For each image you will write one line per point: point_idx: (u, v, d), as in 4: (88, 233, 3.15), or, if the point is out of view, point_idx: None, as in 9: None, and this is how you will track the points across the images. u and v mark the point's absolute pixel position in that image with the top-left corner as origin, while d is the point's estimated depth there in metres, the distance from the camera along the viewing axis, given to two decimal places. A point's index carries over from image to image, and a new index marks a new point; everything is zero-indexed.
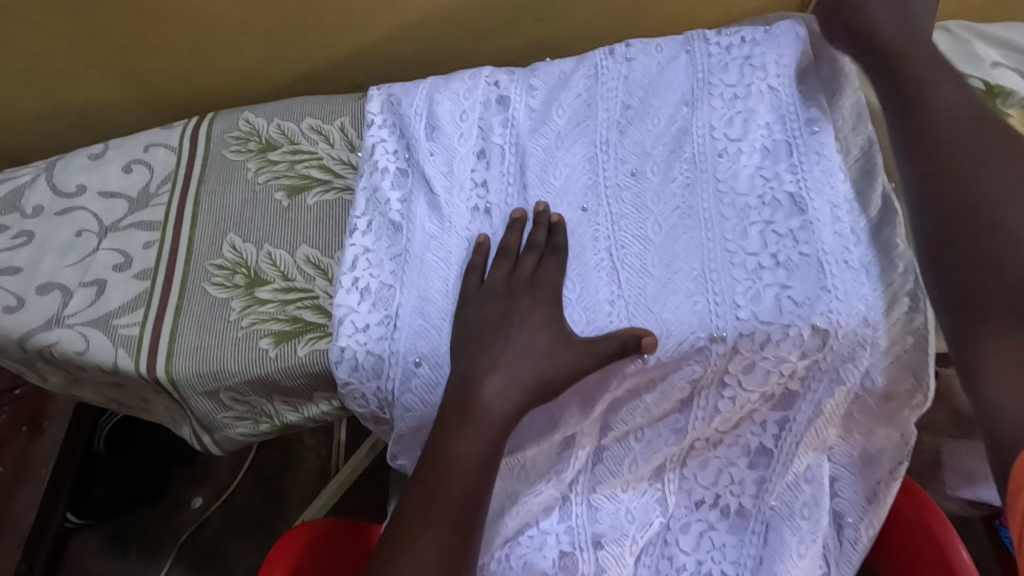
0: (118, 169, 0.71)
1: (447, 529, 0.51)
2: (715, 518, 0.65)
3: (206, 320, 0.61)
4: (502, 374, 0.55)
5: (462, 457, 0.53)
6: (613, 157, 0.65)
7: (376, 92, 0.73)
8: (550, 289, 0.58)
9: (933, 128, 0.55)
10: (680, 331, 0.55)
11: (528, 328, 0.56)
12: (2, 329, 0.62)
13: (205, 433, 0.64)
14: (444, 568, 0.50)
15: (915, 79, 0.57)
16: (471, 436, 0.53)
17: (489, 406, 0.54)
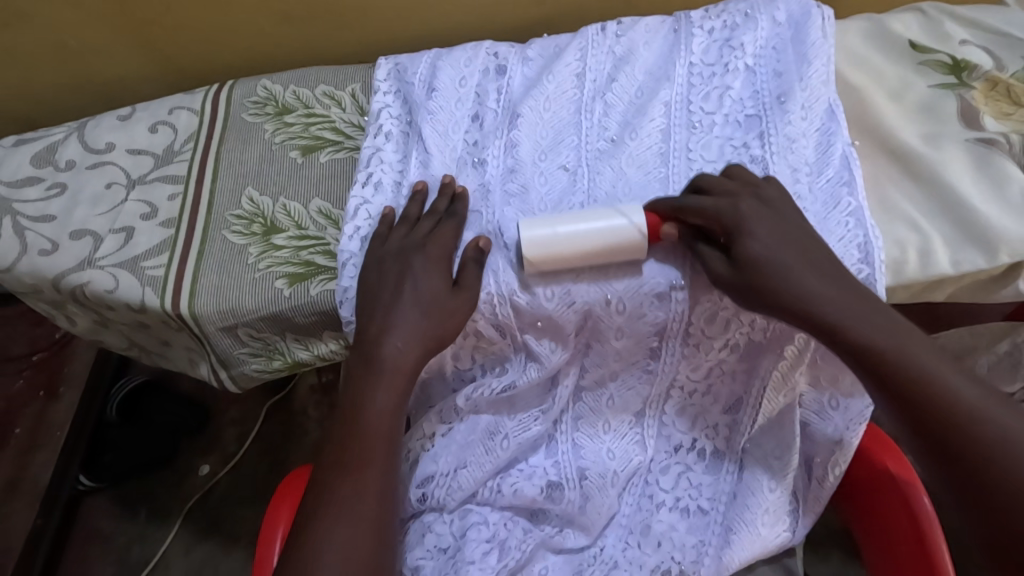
0: (145, 129, 0.77)
1: (365, 468, 0.59)
2: (693, 459, 0.70)
3: (226, 262, 0.66)
4: (403, 327, 0.60)
5: (370, 407, 0.60)
6: (594, 126, 0.71)
7: (383, 62, 0.78)
8: (442, 248, 0.63)
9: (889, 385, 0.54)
10: (648, 274, 0.62)
11: (417, 283, 0.61)
12: (39, 270, 0.68)
13: (223, 368, 0.69)
14: (363, 500, 0.58)
15: (825, 314, 0.55)
16: (378, 388, 0.60)
17: (393, 357, 0.60)
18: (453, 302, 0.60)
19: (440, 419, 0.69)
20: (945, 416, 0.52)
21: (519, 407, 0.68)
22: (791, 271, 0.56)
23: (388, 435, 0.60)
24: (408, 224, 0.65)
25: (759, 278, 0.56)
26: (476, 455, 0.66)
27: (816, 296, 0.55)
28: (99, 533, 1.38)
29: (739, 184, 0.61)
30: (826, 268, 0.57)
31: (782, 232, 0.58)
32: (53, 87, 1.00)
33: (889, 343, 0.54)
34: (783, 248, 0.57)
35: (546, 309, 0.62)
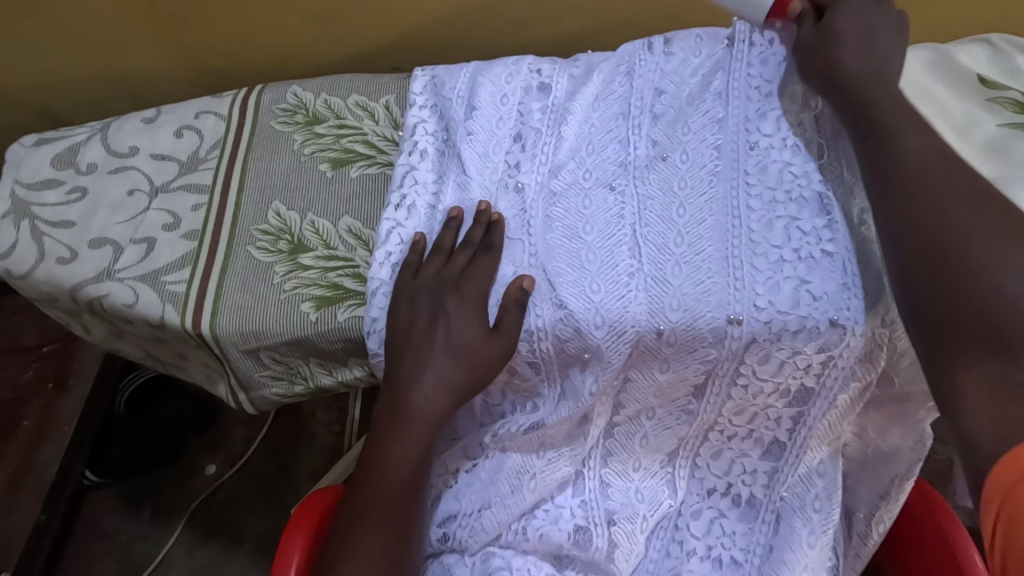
0: (169, 133, 0.74)
1: (388, 524, 0.57)
2: (726, 505, 0.68)
3: (250, 282, 0.63)
4: (435, 372, 0.58)
5: (397, 458, 0.58)
6: (642, 141, 0.68)
7: (420, 73, 0.75)
8: (478, 286, 0.60)
9: (882, 158, 0.58)
10: (698, 310, 0.58)
11: (453, 321, 0.59)
12: (56, 279, 0.65)
13: (241, 390, 0.66)
14: (386, 558, 0.56)
15: (863, 94, 0.62)
16: (405, 440, 0.58)
17: (421, 408, 0.58)
18: (485, 347, 0.58)
19: (466, 457, 0.66)
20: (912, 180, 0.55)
21: (548, 445, 0.64)
22: (850, 58, 0.63)
23: (411, 490, 0.58)
24: (442, 254, 0.62)
25: (821, 55, 0.65)
26: (500, 495, 0.63)
27: (860, 76, 0.62)
28: (103, 529, 1.37)
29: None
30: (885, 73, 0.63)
31: (865, 33, 0.65)
32: (76, 81, 0.97)
33: (905, 125, 0.59)
34: (857, 46, 0.64)
35: (591, 341, 0.59)
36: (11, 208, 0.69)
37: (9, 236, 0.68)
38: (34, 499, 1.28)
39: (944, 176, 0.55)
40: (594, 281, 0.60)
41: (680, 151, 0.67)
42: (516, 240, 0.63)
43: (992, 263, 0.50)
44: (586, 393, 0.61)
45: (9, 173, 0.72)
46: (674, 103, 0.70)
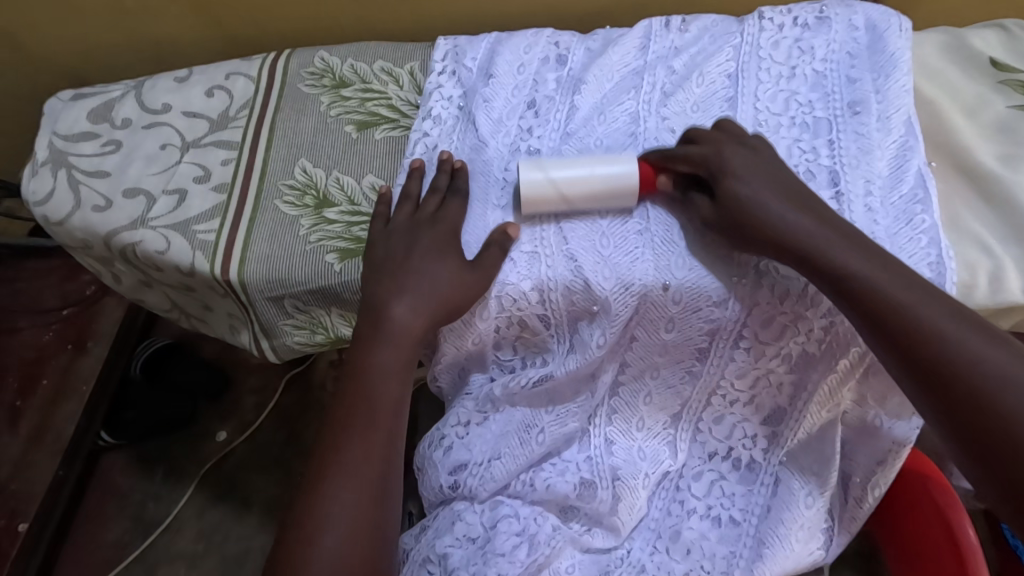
0: (201, 92, 0.76)
1: (369, 431, 0.58)
2: (726, 469, 0.69)
3: (277, 233, 0.66)
4: (413, 292, 0.60)
5: (379, 370, 0.59)
6: (654, 115, 0.70)
7: (443, 42, 0.77)
8: (449, 226, 0.63)
9: (889, 328, 0.52)
10: (703, 268, 0.61)
11: (428, 251, 0.61)
12: (92, 225, 0.68)
13: (265, 337, 0.69)
14: (369, 463, 0.57)
15: (835, 264, 0.54)
16: (385, 353, 0.60)
17: (401, 324, 0.60)
18: (465, 278, 0.60)
19: (477, 410, 0.68)
20: (918, 330, 0.52)
21: (557, 400, 0.67)
22: (785, 215, 0.57)
23: (393, 403, 0.60)
24: (411, 202, 0.65)
25: (759, 224, 0.57)
26: (509, 447, 0.65)
27: (787, 219, 0.57)
28: (116, 488, 1.40)
29: (728, 137, 0.63)
30: (807, 205, 0.58)
31: (763, 175, 0.60)
32: (107, 46, 1.00)
33: (875, 275, 0.54)
34: (763, 180, 0.59)
35: (599, 294, 0.61)
36: (49, 158, 0.72)
37: (48, 183, 0.71)
38: (52, 454, 1.32)
39: (936, 304, 0.52)
40: (604, 237, 0.62)
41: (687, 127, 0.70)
42: None
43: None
44: (594, 345, 0.63)
45: (48, 125, 0.74)
46: (688, 81, 0.72)
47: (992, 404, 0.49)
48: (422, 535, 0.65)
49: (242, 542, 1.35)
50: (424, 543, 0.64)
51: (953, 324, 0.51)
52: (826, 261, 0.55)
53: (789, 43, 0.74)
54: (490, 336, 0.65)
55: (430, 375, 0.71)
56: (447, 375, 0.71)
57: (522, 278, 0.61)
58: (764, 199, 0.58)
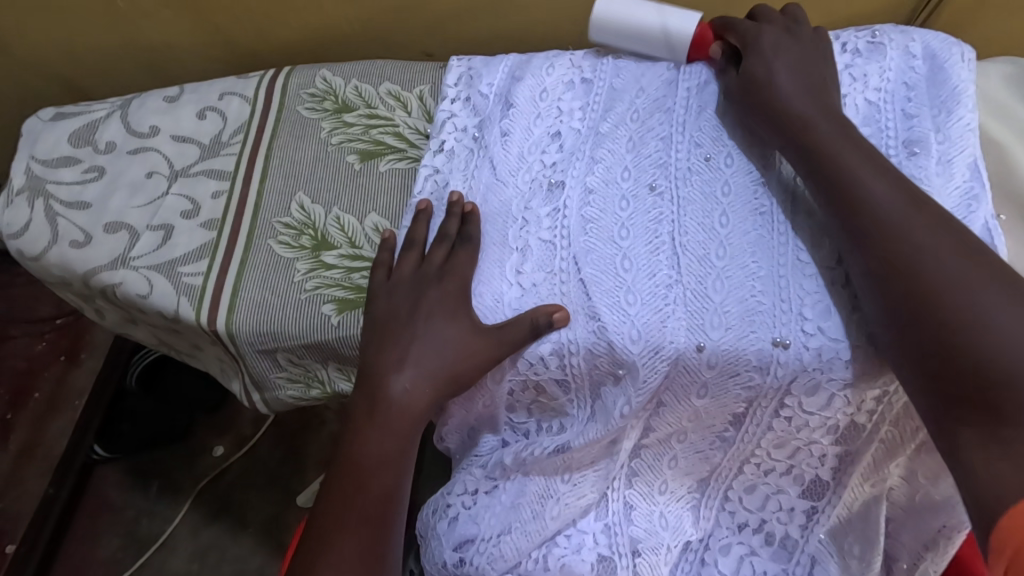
0: (191, 114, 0.70)
1: (364, 527, 0.53)
2: (757, 543, 0.63)
3: (270, 278, 0.60)
4: (416, 365, 0.56)
5: (374, 456, 0.54)
6: (687, 140, 0.63)
7: (455, 64, 0.70)
8: (459, 281, 0.58)
9: (836, 190, 0.54)
10: (741, 330, 0.54)
11: (433, 318, 0.56)
12: (69, 263, 0.62)
13: (255, 390, 0.63)
14: (364, 565, 0.52)
15: (812, 133, 0.57)
16: (381, 434, 0.55)
17: (399, 401, 0.55)
18: (476, 347, 0.55)
19: (486, 476, 0.63)
20: (857, 197, 0.53)
21: (573, 467, 0.61)
22: (785, 87, 0.61)
23: (389, 491, 0.54)
24: (416, 249, 0.60)
25: (760, 95, 0.61)
26: (521, 521, 0.59)
27: (783, 88, 0.61)
28: (109, 504, 1.36)
29: (782, 23, 0.66)
30: (816, 92, 0.61)
31: (796, 60, 0.63)
32: (97, 52, 0.94)
33: (846, 152, 0.55)
34: (788, 64, 0.63)
35: (625, 357, 0.55)
36: (26, 185, 0.66)
37: (24, 214, 0.65)
38: (42, 471, 1.27)
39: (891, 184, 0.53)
40: (630, 292, 0.56)
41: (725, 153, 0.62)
42: (549, 244, 0.59)
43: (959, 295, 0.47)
44: (617, 414, 0.57)
45: (26, 149, 0.69)
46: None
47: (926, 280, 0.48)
48: None
49: (236, 564, 1.30)
50: None
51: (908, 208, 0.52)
52: (798, 122, 0.58)
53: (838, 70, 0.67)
54: (503, 397, 0.60)
55: (437, 434, 0.67)
56: (455, 436, 0.66)
57: (540, 340, 0.56)
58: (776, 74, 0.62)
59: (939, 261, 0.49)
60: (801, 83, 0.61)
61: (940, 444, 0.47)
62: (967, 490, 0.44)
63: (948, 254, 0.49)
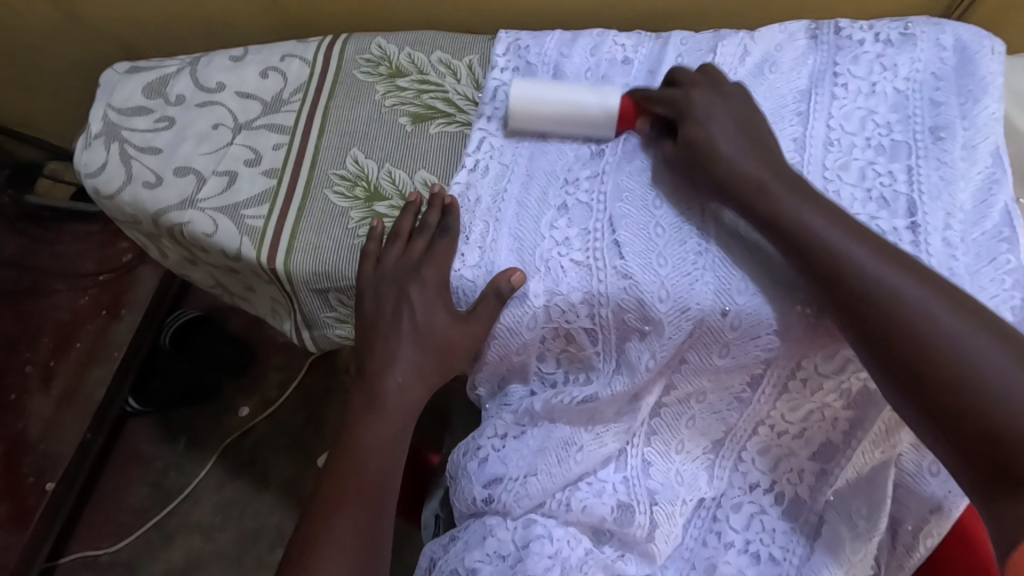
0: (255, 73, 0.75)
1: (359, 501, 0.55)
2: (767, 501, 0.67)
3: (326, 224, 0.65)
4: (405, 360, 0.60)
5: (370, 440, 0.58)
6: None
7: (504, 35, 0.74)
8: (438, 269, 0.60)
9: (797, 239, 0.55)
10: (764, 292, 0.57)
11: (418, 302, 0.60)
12: (142, 201, 0.68)
13: (305, 328, 0.69)
14: (358, 535, 0.54)
15: (787, 211, 0.55)
16: (376, 425, 0.58)
17: (396, 394, 0.59)
18: (460, 333, 0.59)
19: (515, 422, 0.66)
20: (814, 236, 0.54)
21: (596, 420, 0.65)
22: (720, 159, 0.58)
23: (384, 477, 0.57)
24: (401, 241, 0.62)
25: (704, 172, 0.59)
26: (546, 464, 0.63)
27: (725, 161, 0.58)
28: (139, 454, 1.43)
29: (706, 80, 0.64)
30: (773, 164, 0.58)
31: (726, 115, 0.61)
32: (161, 18, 1.00)
33: (788, 192, 0.56)
34: (720, 122, 0.60)
35: (653, 313, 0.58)
36: (103, 130, 0.72)
37: (100, 156, 0.70)
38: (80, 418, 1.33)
39: (834, 218, 0.55)
40: (661, 255, 0.59)
41: None
42: (586, 206, 0.63)
43: (937, 325, 0.49)
44: (642, 367, 0.60)
45: (103, 98, 0.74)
46: (754, 90, 0.70)
47: (909, 331, 0.50)
48: (451, 546, 0.63)
49: (257, 519, 1.36)
50: (452, 555, 0.62)
51: (884, 267, 0.52)
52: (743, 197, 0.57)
53: (870, 57, 0.70)
54: (535, 346, 0.63)
55: (469, 382, 0.70)
56: (485, 385, 0.69)
57: (573, 289, 0.59)
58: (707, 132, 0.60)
59: (908, 289, 0.51)
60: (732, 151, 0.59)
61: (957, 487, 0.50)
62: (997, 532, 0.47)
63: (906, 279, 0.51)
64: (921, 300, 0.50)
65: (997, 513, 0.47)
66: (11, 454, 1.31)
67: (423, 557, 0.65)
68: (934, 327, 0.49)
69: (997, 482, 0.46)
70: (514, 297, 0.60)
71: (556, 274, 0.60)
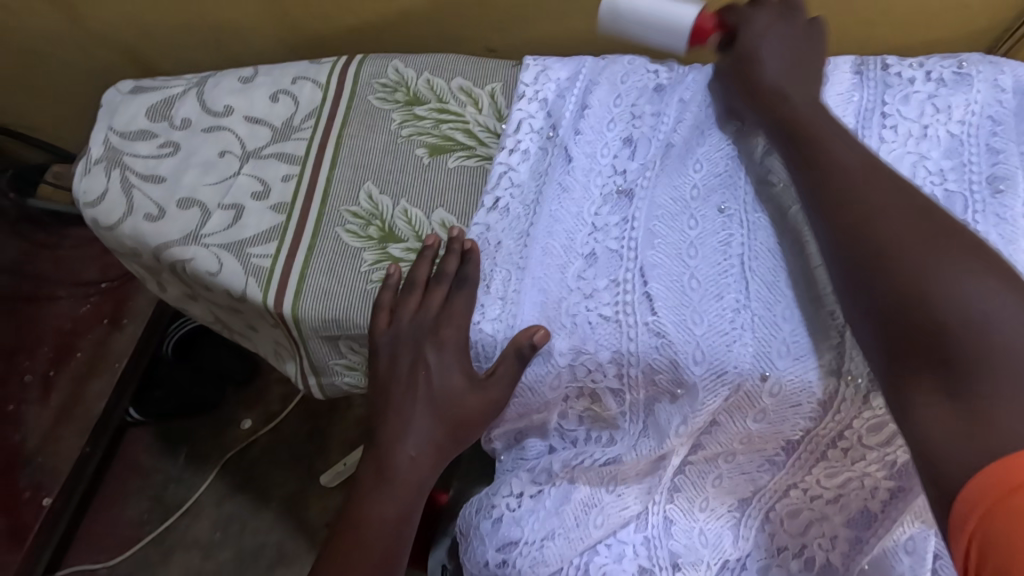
0: (265, 96, 0.71)
1: None
2: (796, 567, 0.62)
3: (337, 266, 0.61)
4: (418, 428, 0.56)
5: (375, 517, 0.54)
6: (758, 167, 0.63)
7: (530, 62, 0.70)
8: (457, 329, 0.56)
9: (789, 131, 0.55)
10: (807, 358, 0.53)
11: (437, 361, 0.56)
12: (143, 234, 0.64)
13: (312, 374, 0.65)
14: None
15: (799, 112, 0.55)
16: (382, 502, 0.55)
17: (409, 468, 0.55)
18: (477, 399, 0.55)
19: (531, 481, 0.62)
20: (806, 129, 0.54)
21: (618, 479, 0.61)
22: (756, 57, 0.59)
23: (389, 556, 0.54)
24: (418, 291, 0.58)
25: (740, 74, 0.60)
26: (564, 528, 0.60)
27: (763, 65, 0.59)
28: (139, 466, 1.40)
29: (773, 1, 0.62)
30: (807, 81, 0.58)
31: (783, 29, 0.60)
32: (168, 26, 0.96)
33: (802, 100, 0.56)
34: (774, 29, 0.60)
35: (687, 376, 0.54)
36: (103, 155, 0.68)
37: (100, 184, 0.66)
38: (78, 432, 1.30)
39: (836, 125, 0.54)
40: (696, 312, 0.55)
41: None
42: (615, 254, 0.58)
43: (902, 227, 0.46)
44: (673, 432, 0.56)
45: (105, 120, 0.70)
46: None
47: (874, 222, 0.47)
48: None
49: (258, 536, 1.34)
50: None
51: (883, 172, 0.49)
52: (757, 94, 0.58)
53: (920, 96, 0.66)
54: (557, 404, 0.60)
55: (485, 435, 0.66)
56: (500, 439, 0.65)
57: (601, 347, 0.55)
58: (755, 35, 0.60)
59: (887, 195, 0.48)
60: (773, 50, 0.59)
61: (892, 405, 0.44)
62: (915, 445, 0.42)
63: (891, 187, 0.48)
64: (900, 206, 0.47)
65: (923, 425, 0.41)
66: (7, 466, 1.27)
67: None
68: (907, 225, 0.46)
69: (931, 384, 0.41)
70: (538, 353, 0.56)
71: (584, 332, 0.56)
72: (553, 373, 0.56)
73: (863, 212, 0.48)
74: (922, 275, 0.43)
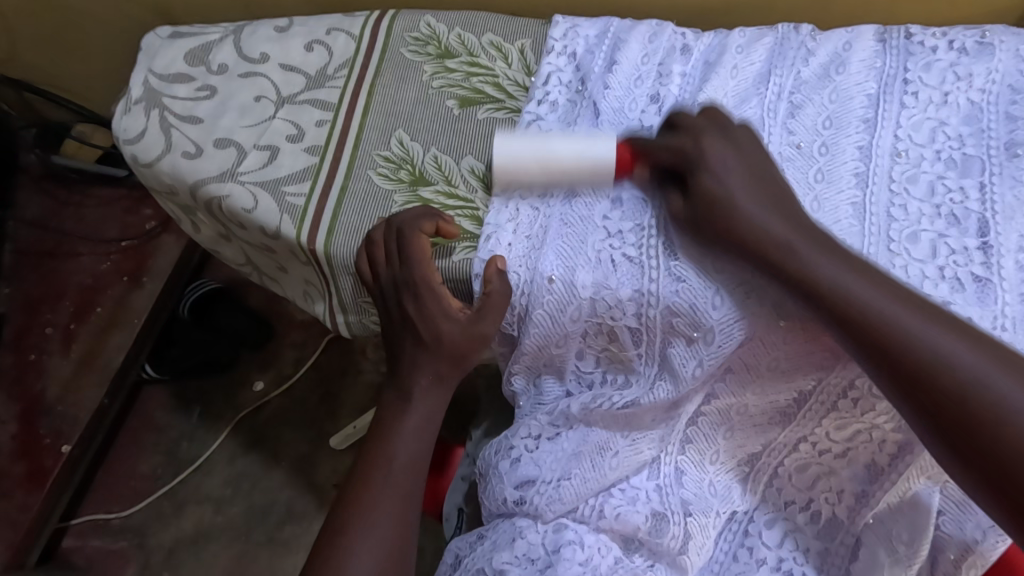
0: (300, 45, 0.73)
1: (390, 492, 0.57)
2: (803, 520, 0.64)
3: (369, 206, 0.63)
4: (429, 351, 0.59)
5: (400, 431, 0.59)
6: (779, 126, 0.65)
7: (559, 19, 0.71)
8: (429, 269, 0.58)
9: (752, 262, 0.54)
10: None
11: (441, 293, 0.58)
12: (181, 172, 0.66)
13: (340, 312, 0.67)
14: (389, 525, 0.56)
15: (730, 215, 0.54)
16: (404, 417, 0.59)
17: (424, 388, 0.60)
18: (473, 324, 0.58)
19: (550, 423, 0.64)
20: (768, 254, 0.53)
21: (633, 426, 0.63)
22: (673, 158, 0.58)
23: (416, 466, 0.59)
24: (386, 244, 0.60)
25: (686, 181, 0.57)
26: (581, 468, 0.61)
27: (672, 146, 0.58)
28: (154, 422, 1.43)
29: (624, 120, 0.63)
30: (745, 161, 0.56)
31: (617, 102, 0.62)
32: None
33: (728, 181, 0.55)
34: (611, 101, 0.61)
35: (705, 320, 0.56)
36: (144, 96, 0.70)
37: (140, 123, 0.69)
38: (97, 384, 1.33)
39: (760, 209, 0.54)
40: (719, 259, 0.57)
41: (819, 142, 0.64)
42: (640, 199, 0.61)
43: (906, 333, 0.48)
44: (689, 376, 0.58)
45: (145, 63, 0.72)
46: (818, 92, 0.67)
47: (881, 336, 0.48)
48: (478, 545, 0.62)
49: (267, 494, 1.37)
50: (479, 554, 0.61)
51: (867, 283, 0.50)
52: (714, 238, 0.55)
53: (943, 65, 0.67)
54: (576, 341, 0.62)
55: (506, 377, 0.68)
56: (520, 379, 0.67)
57: (623, 286, 0.58)
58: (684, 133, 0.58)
59: (878, 301, 0.49)
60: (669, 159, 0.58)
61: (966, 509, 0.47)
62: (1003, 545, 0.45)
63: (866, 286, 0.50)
64: (895, 318, 0.48)
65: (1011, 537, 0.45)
66: (27, 415, 1.30)
67: (449, 554, 0.65)
68: (907, 334, 0.48)
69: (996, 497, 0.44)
70: (561, 283, 0.59)
71: (605, 270, 0.59)
72: (572, 310, 0.59)
73: (924, 377, 0.46)
74: (956, 401, 0.45)
